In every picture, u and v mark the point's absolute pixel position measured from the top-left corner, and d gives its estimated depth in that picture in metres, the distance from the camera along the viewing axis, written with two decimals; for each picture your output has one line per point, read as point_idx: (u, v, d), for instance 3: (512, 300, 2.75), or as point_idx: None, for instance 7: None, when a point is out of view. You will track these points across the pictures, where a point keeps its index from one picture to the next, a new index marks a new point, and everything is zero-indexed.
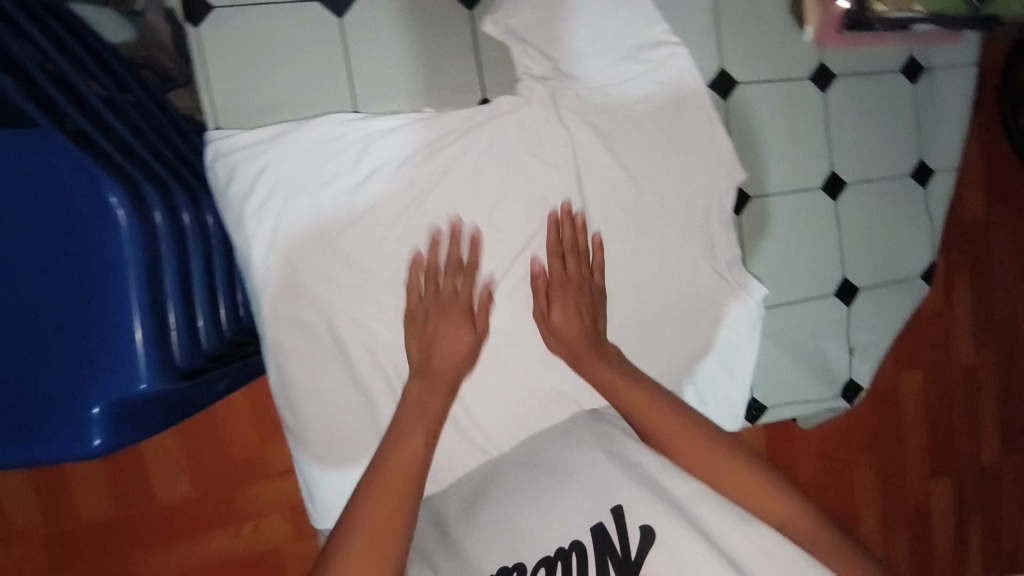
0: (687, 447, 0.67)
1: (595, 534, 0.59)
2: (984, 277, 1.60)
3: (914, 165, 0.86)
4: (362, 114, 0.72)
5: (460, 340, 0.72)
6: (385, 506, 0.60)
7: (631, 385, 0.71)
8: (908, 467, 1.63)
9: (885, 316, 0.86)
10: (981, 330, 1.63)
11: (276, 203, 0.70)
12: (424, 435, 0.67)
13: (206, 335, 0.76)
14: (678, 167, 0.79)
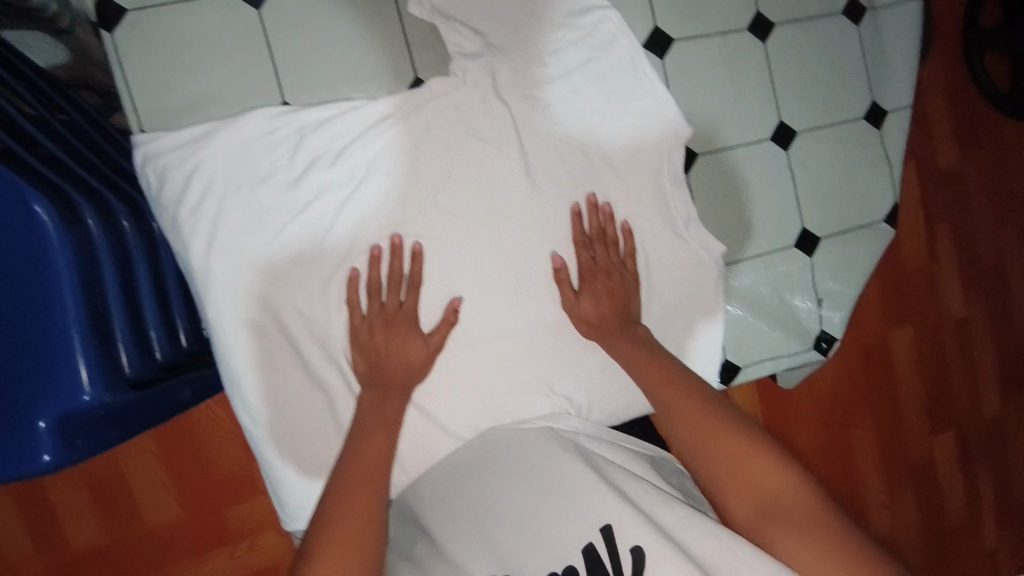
0: (689, 413, 0.66)
1: (585, 556, 0.59)
2: (965, 224, 1.59)
3: (865, 107, 0.85)
4: (290, 106, 0.70)
5: (408, 344, 0.71)
6: (361, 508, 0.61)
7: (641, 352, 0.73)
8: (908, 423, 1.61)
9: (849, 263, 0.85)
10: (969, 278, 1.61)
11: (211, 203, 0.68)
12: (387, 434, 0.68)
13: (158, 344, 0.80)
14: (622, 131, 0.77)
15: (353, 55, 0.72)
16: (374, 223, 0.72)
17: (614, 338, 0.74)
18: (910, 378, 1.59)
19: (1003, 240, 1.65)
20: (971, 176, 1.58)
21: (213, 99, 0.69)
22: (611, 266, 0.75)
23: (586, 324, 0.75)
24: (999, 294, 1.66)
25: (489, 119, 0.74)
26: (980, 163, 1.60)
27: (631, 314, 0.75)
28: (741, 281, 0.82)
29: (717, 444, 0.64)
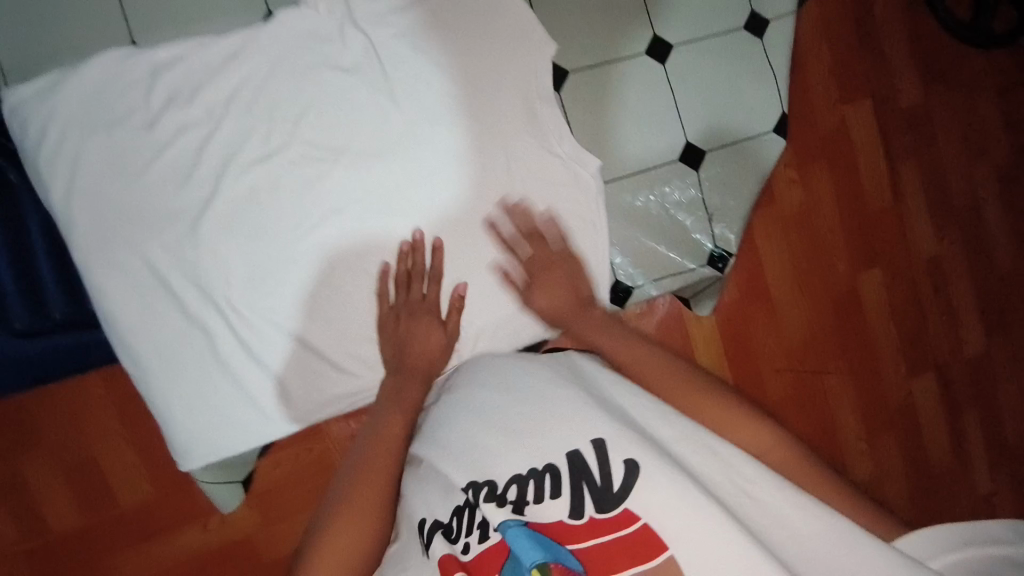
0: (669, 381, 0.66)
1: (571, 460, 0.57)
2: (928, 151, 1.40)
3: (746, 15, 0.83)
4: (139, 47, 0.71)
5: (431, 338, 0.75)
6: (363, 503, 0.62)
7: (603, 325, 0.73)
8: (885, 372, 1.39)
9: (739, 175, 0.84)
10: (938, 211, 1.42)
11: (71, 147, 0.70)
12: (404, 416, 0.69)
13: (56, 303, 0.79)
14: (487, 50, 0.76)
15: None
16: (238, 158, 0.72)
17: (575, 322, 0.75)
18: (885, 327, 1.38)
19: (978, 172, 1.45)
20: (937, 103, 1.40)
21: (73, 47, 0.71)
22: (555, 258, 0.76)
23: (546, 317, 0.76)
24: (977, 232, 1.46)
25: (346, 49, 0.74)
26: (943, 90, 1.40)
27: (586, 299, 0.76)
28: (627, 199, 0.81)
29: (703, 405, 0.64)
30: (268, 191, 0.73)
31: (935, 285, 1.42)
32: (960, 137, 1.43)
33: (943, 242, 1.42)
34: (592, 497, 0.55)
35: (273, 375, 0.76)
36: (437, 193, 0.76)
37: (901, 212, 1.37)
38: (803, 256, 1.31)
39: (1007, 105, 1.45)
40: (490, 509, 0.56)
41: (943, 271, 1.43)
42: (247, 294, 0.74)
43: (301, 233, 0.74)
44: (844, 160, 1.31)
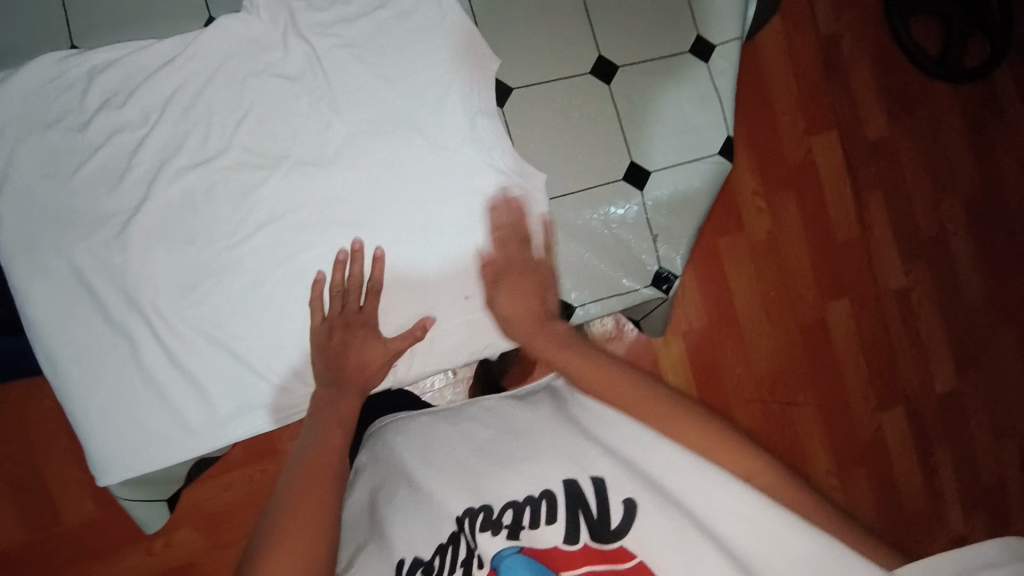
0: (635, 399, 0.58)
1: (567, 488, 0.56)
2: (893, 184, 1.41)
3: (690, 41, 0.84)
4: (77, 50, 0.70)
5: (370, 351, 0.72)
6: (310, 502, 0.55)
7: (562, 339, 0.66)
8: (855, 403, 1.37)
9: (684, 196, 0.84)
10: (905, 242, 1.43)
11: (2, 148, 0.69)
12: (341, 433, 0.64)
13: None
14: (429, 64, 0.76)
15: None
16: (172, 162, 0.71)
17: (530, 334, 0.69)
18: (854, 357, 1.37)
19: (945, 204, 1.46)
20: (902, 137, 1.42)
21: (8, 46, 0.70)
22: (521, 263, 0.74)
23: (506, 324, 0.73)
24: (945, 264, 1.45)
25: (289, 59, 0.74)
26: (909, 123, 1.42)
27: (551, 310, 0.71)
28: (569, 216, 0.81)
29: (676, 422, 0.56)
30: (203, 196, 0.72)
31: (902, 317, 1.42)
32: (926, 170, 1.44)
33: (910, 276, 1.42)
34: (588, 525, 0.53)
35: (200, 386, 0.73)
36: (377, 203, 0.75)
37: (868, 243, 1.38)
38: (771, 283, 1.30)
39: (972, 140, 1.47)
40: (485, 538, 0.55)
41: (909, 302, 1.43)
42: (175, 300, 0.72)
43: (235, 239, 0.73)
44: (812, 189, 1.31)
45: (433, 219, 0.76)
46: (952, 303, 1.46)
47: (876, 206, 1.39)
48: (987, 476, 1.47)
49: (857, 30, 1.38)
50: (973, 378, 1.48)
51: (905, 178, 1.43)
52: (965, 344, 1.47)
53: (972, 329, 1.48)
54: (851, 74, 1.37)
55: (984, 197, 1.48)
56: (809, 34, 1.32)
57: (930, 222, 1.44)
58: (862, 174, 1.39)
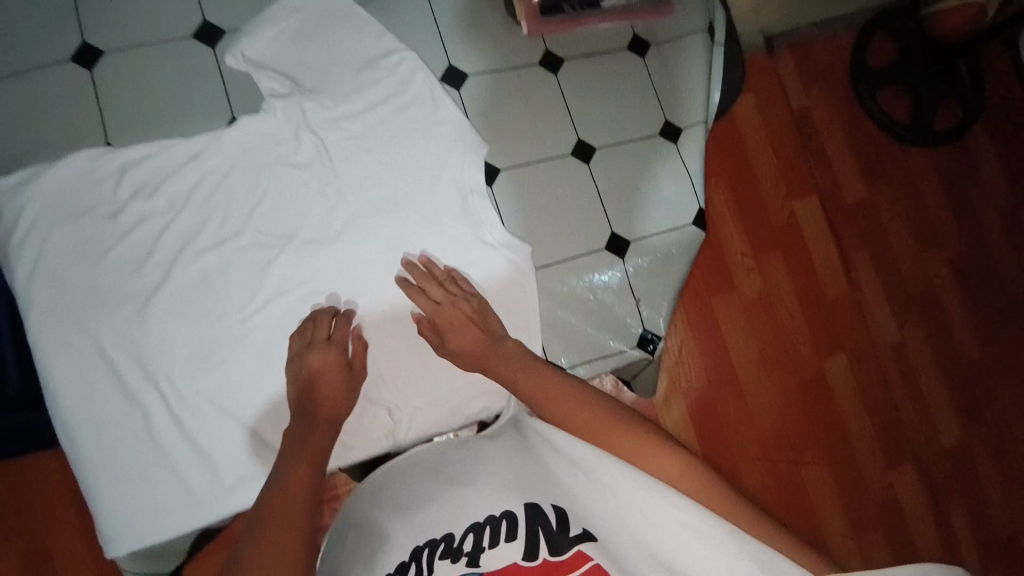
0: (576, 415, 0.61)
1: (528, 509, 0.56)
2: (877, 243, 1.48)
3: (660, 125, 0.94)
4: (111, 147, 0.78)
5: (335, 375, 0.73)
6: (277, 539, 0.53)
7: (511, 365, 0.69)
8: (863, 460, 1.37)
9: (663, 262, 0.91)
10: (896, 297, 1.47)
11: (36, 234, 0.75)
12: (309, 465, 0.63)
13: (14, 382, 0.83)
14: (424, 152, 0.85)
15: (175, 101, 0.81)
16: (192, 246, 0.79)
17: (488, 360, 0.72)
18: (856, 412, 1.38)
19: (929, 260, 1.51)
20: (880, 198, 1.49)
21: (53, 146, 0.78)
22: (455, 297, 0.77)
23: (456, 355, 0.75)
24: (936, 318, 1.49)
25: (301, 150, 0.83)
26: (886, 185, 1.50)
27: (494, 334, 0.74)
28: (555, 281, 0.87)
29: (609, 437, 0.59)
30: (219, 274, 0.79)
31: (901, 373, 1.44)
32: (906, 229, 1.50)
33: (903, 331, 1.46)
34: (546, 539, 0.53)
35: (207, 455, 0.77)
36: (379, 275, 0.82)
37: (858, 299, 1.43)
38: (766, 341, 1.34)
39: (952, 201, 1.54)
40: (444, 567, 0.53)
41: (906, 358, 1.46)
42: (187, 371, 0.77)
43: (246, 312, 0.79)
44: (800, 251, 1.38)
45: (397, 274, 0.81)
46: (947, 355, 1.49)
47: (864, 264, 1.46)
48: (1002, 532, 1.43)
49: (828, 104, 1.48)
50: (976, 431, 1.47)
51: (887, 236, 1.49)
52: (964, 394, 1.48)
53: (969, 382, 1.49)
54: (823, 144, 1.47)
55: (967, 252, 1.53)
56: (783, 110, 1.42)
57: (916, 276, 1.49)
58: (845, 237, 1.46)
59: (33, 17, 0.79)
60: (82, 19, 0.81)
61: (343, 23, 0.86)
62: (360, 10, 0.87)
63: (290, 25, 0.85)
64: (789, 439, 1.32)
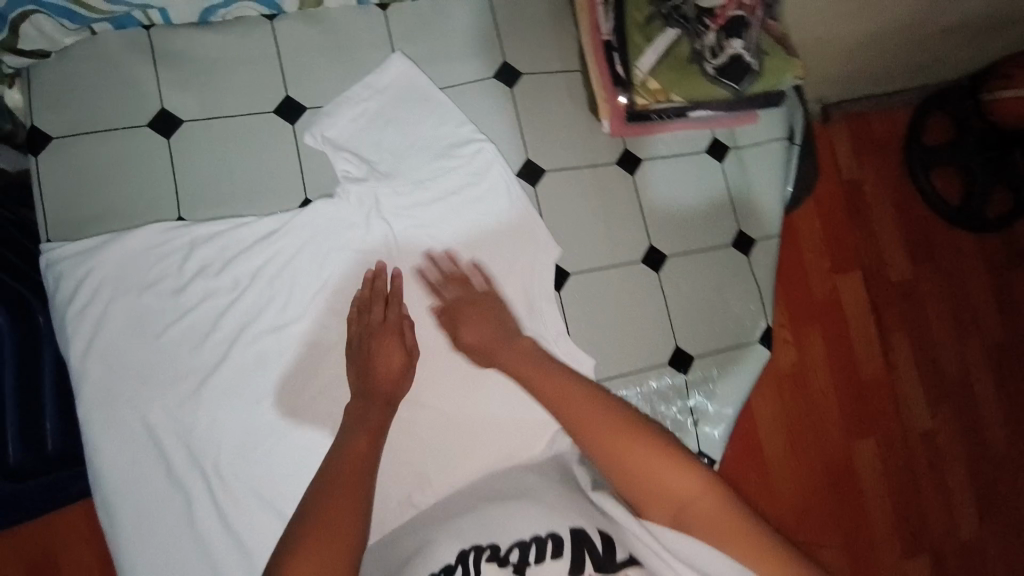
0: (588, 417, 0.59)
1: (575, 534, 0.58)
2: (915, 325, 1.43)
3: (732, 235, 0.92)
4: (182, 222, 0.76)
5: (392, 355, 0.72)
6: (337, 510, 0.55)
7: (524, 361, 0.67)
8: (879, 548, 1.32)
9: (725, 379, 0.88)
10: (930, 381, 1.43)
11: (97, 305, 0.73)
12: (369, 437, 0.64)
13: (52, 437, 0.80)
14: (493, 245, 0.82)
15: (249, 177, 0.80)
16: (252, 327, 0.77)
17: (498, 352, 0.69)
18: (879, 497, 1.33)
19: (970, 352, 1.46)
20: (924, 280, 1.45)
21: (121, 212, 0.76)
22: (474, 299, 0.75)
23: (470, 350, 0.73)
24: (967, 410, 1.45)
25: (370, 235, 0.81)
26: (931, 268, 1.46)
27: (512, 329, 0.71)
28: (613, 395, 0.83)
29: (633, 458, 0.55)
30: (277, 357, 0.77)
31: (927, 460, 1.39)
32: (947, 315, 1.46)
33: (934, 417, 1.41)
34: (592, 560, 0.56)
35: (245, 549, 0.74)
36: (435, 375, 0.81)
37: (891, 381, 1.38)
38: (795, 416, 1.29)
39: (997, 290, 1.48)
40: (490, 571, 0.56)
41: (933, 445, 1.41)
42: (235, 457, 0.75)
43: (300, 398, 0.77)
44: (838, 327, 1.33)
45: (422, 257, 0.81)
46: (974, 448, 1.44)
47: (901, 344, 1.41)
48: None
49: (883, 184, 1.43)
50: (1003, 535, 1.42)
51: (926, 319, 1.44)
52: (987, 488, 1.43)
53: (997, 476, 1.44)
54: (874, 223, 1.42)
55: (1009, 346, 1.48)
56: (834, 188, 1.39)
57: (951, 364, 1.45)
58: (883, 315, 1.41)
59: (111, 77, 0.77)
60: (162, 83, 0.79)
61: (424, 105, 0.84)
62: (442, 95, 0.85)
63: (371, 105, 0.83)
64: (806, 518, 1.27)
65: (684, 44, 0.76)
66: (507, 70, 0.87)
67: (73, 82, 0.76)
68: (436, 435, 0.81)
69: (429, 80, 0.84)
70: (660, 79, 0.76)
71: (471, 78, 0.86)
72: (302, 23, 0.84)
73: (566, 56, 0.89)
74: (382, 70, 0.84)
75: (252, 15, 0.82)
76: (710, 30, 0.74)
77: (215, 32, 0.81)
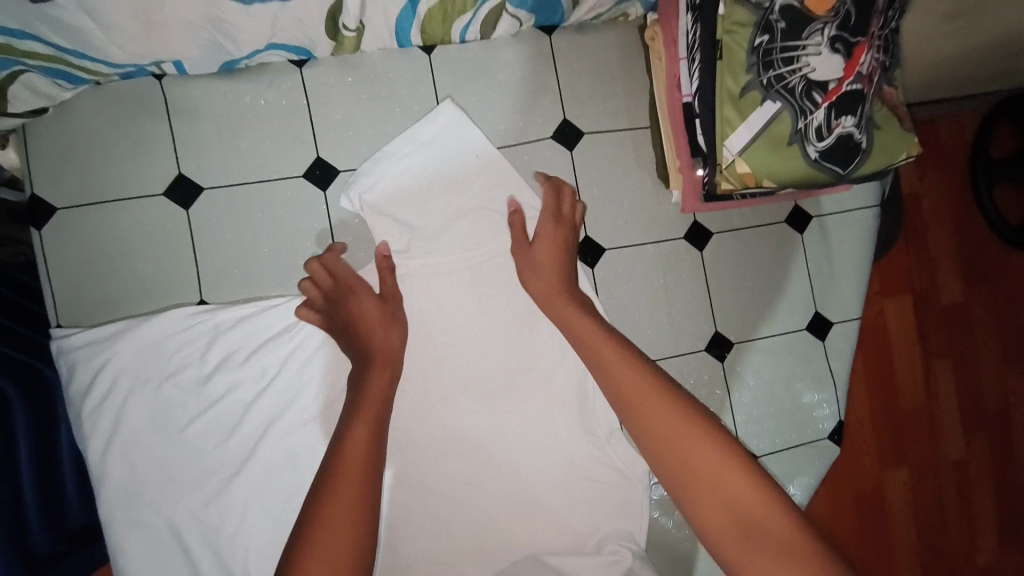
0: (641, 399, 0.55)
1: None
2: (964, 348, 1.18)
3: (809, 318, 0.83)
4: (206, 306, 0.69)
5: (365, 305, 0.66)
6: (334, 528, 0.47)
7: (579, 318, 0.65)
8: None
9: (792, 479, 0.81)
10: (973, 425, 1.18)
11: (115, 398, 0.67)
12: (371, 426, 0.56)
13: (75, 510, 0.73)
14: (539, 329, 0.76)
15: (278, 255, 0.72)
16: (281, 421, 0.70)
17: (554, 297, 0.67)
18: (910, 545, 1.07)
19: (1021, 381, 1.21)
20: (976, 303, 1.19)
21: (141, 293, 0.69)
22: (561, 216, 0.72)
23: (536, 267, 0.70)
24: (1012, 446, 1.20)
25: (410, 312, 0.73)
26: (986, 289, 1.20)
27: (572, 276, 0.69)
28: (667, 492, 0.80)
29: (695, 460, 0.50)
30: (307, 455, 0.70)
31: (959, 497, 1.14)
32: (999, 337, 1.20)
33: (972, 445, 1.16)
34: None
35: None
36: (472, 467, 0.74)
37: (934, 412, 1.13)
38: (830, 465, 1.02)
39: None
40: None
41: (968, 481, 1.16)
42: (266, 558, 0.68)
43: None
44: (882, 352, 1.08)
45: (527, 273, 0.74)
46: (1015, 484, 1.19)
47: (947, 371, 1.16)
48: None
49: (941, 196, 1.18)
50: None
51: (977, 341, 1.19)
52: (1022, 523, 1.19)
53: None
54: (928, 238, 1.17)
55: None
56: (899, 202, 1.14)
57: (1001, 394, 1.19)
58: (931, 344, 1.16)
59: (123, 138, 0.69)
60: (180, 145, 0.70)
61: (475, 165, 0.74)
62: (496, 153, 0.74)
63: (415, 161, 0.73)
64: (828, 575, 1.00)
65: (786, 121, 0.64)
66: (567, 130, 0.77)
67: (79, 144, 0.68)
68: (476, 534, 0.72)
69: (481, 135, 0.74)
70: (751, 163, 0.66)
71: (526, 138, 0.76)
72: (336, 70, 0.73)
73: (633, 111, 0.79)
74: (428, 120, 0.73)
75: (280, 61, 0.71)
76: (820, 107, 0.64)
77: (238, 83, 0.71)
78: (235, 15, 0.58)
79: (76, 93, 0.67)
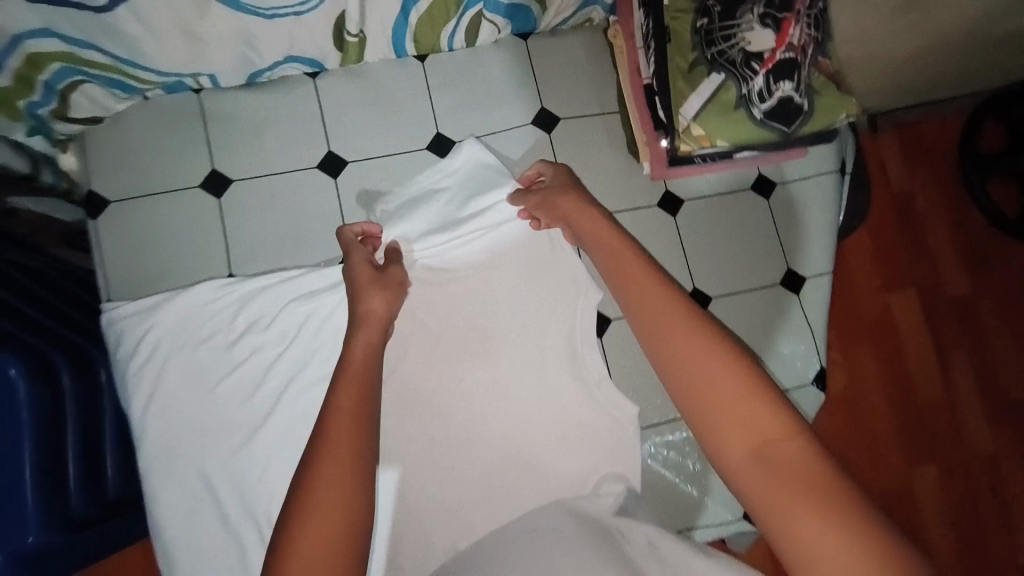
0: (653, 312, 0.49)
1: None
2: (980, 338, 1.15)
3: (782, 274, 0.89)
4: (234, 279, 0.80)
5: (358, 265, 0.65)
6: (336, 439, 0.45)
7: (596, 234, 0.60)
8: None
9: None
10: (1000, 417, 1.14)
11: (155, 362, 0.76)
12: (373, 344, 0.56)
13: (113, 482, 0.77)
14: (529, 291, 0.83)
15: (298, 233, 0.83)
16: (300, 379, 0.78)
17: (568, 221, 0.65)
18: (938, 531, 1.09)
19: None
20: (987, 294, 1.17)
21: (180, 271, 0.80)
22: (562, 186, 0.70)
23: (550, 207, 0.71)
24: None
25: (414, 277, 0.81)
26: (999, 278, 1.18)
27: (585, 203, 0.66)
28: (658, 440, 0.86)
29: (705, 377, 0.44)
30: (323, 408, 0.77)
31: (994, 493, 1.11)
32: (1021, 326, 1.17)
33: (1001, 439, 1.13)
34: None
35: None
36: (476, 417, 0.80)
37: (951, 403, 1.12)
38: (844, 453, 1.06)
39: None
40: None
41: (1002, 476, 1.12)
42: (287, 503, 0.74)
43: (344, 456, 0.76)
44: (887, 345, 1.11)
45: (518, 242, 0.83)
46: None
47: (963, 365, 1.14)
48: None
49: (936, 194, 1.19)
50: None
51: (992, 331, 1.17)
52: None
53: None
54: (925, 234, 1.17)
55: None
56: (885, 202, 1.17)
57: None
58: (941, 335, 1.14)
59: (166, 141, 0.81)
60: (214, 145, 0.82)
61: (487, 187, 0.83)
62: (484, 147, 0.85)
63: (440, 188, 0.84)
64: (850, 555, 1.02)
65: (731, 89, 0.73)
66: (544, 117, 0.88)
67: (128, 148, 0.81)
68: (483, 480, 0.78)
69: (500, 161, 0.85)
70: (704, 125, 0.75)
71: (509, 125, 0.87)
72: (344, 78, 0.86)
73: (603, 98, 0.90)
74: (456, 155, 0.85)
75: (296, 74, 0.84)
76: (759, 74, 0.72)
77: (262, 92, 0.84)
78: (259, 27, 0.71)
79: (126, 105, 0.80)
